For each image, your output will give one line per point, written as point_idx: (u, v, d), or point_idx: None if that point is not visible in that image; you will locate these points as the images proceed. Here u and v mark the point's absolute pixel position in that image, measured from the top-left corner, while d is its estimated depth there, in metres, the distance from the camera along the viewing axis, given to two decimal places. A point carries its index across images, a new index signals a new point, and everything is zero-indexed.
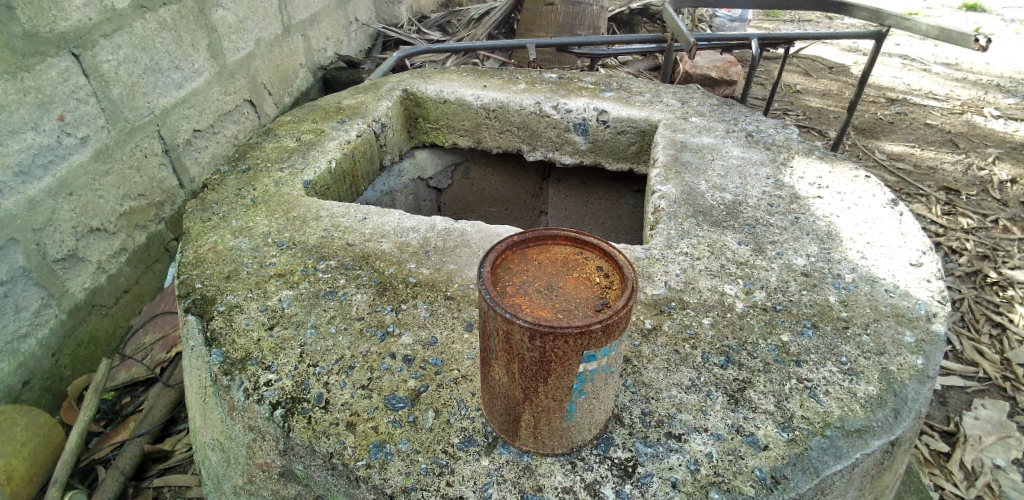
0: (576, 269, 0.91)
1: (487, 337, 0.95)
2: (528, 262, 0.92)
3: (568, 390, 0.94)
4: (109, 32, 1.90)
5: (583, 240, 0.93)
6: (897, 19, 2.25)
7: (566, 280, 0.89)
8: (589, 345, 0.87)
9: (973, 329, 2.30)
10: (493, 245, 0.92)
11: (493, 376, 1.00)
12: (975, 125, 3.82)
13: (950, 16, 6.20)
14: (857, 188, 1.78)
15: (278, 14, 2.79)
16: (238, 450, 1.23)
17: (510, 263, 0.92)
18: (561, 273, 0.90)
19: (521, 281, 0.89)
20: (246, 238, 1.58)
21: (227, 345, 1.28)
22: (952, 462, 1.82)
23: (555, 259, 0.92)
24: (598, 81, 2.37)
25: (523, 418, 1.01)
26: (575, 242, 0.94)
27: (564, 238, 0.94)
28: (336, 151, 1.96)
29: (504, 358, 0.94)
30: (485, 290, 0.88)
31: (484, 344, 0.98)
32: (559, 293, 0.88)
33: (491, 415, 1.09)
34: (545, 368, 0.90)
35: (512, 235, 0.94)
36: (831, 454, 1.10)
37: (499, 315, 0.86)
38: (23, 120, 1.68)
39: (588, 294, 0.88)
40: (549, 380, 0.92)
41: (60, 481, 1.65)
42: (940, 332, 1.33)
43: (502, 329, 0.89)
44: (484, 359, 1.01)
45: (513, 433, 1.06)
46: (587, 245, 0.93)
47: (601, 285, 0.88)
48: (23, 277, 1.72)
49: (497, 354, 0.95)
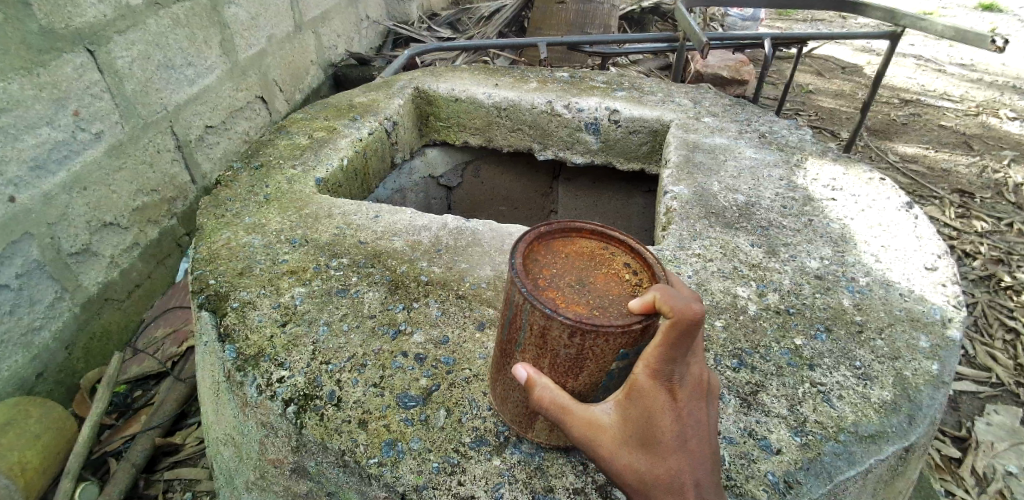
0: (605, 265, 0.91)
1: (514, 330, 0.94)
2: (555, 254, 0.93)
3: (595, 388, 0.94)
4: (123, 29, 1.91)
5: (608, 236, 0.94)
6: (914, 19, 2.22)
7: (596, 276, 0.90)
8: (628, 344, 0.86)
9: (986, 334, 2.27)
10: (520, 237, 0.93)
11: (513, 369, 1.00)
12: (990, 127, 3.79)
13: (965, 15, 6.12)
14: (871, 190, 1.77)
15: (290, 11, 2.80)
16: (250, 445, 1.24)
17: (537, 255, 0.93)
18: (591, 268, 0.91)
19: (552, 274, 0.90)
20: (259, 235, 1.59)
21: (240, 342, 1.29)
22: (963, 468, 1.80)
23: (581, 253, 0.92)
24: (610, 80, 2.36)
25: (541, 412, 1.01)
26: (601, 238, 0.95)
27: (589, 233, 0.95)
28: (348, 149, 1.97)
29: (532, 352, 0.93)
30: (521, 283, 0.88)
31: (507, 336, 0.98)
32: (590, 289, 0.88)
33: (502, 407, 1.09)
34: (578, 365, 0.89)
35: (537, 227, 0.95)
36: (845, 459, 1.09)
37: (537, 310, 0.86)
38: (40, 115, 1.70)
39: (619, 289, 0.89)
40: (580, 377, 0.92)
41: (73, 473, 1.65)
42: (956, 338, 1.32)
43: (538, 325, 0.88)
44: (503, 350, 1.01)
45: (525, 425, 1.06)
46: (612, 241, 0.94)
47: (631, 282, 0.89)
48: (38, 270, 1.74)
49: (525, 349, 0.94)
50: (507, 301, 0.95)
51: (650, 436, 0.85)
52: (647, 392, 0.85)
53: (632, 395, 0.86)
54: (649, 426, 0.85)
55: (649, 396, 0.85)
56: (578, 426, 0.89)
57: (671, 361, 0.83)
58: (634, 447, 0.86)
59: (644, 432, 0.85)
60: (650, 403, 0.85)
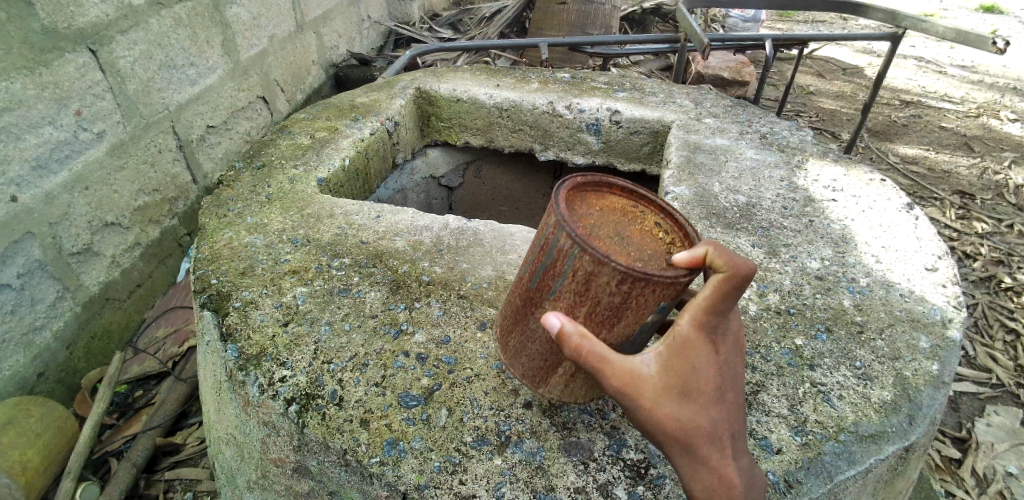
0: (637, 222, 1.01)
1: (550, 278, 0.98)
2: (590, 207, 1.01)
3: (624, 340, 0.99)
4: (125, 29, 1.92)
5: (639, 195, 1.02)
6: (915, 21, 2.22)
7: (632, 232, 1.01)
8: (667, 298, 0.94)
9: (986, 335, 2.28)
10: (561, 186, 0.99)
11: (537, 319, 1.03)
12: (991, 128, 3.79)
13: (966, 17, 6.12)
14: (872, 191, 1.77)
15: (292, 11, 2.80)
16: (252, 444, 1.25)
17: (574, 206, 1.01)
18: (627, 225, 1.01)
19: (591, 224, 1.00)
20: (260, 235, 1.59)
21: (242, 341, 1.29)
22: (963, 469, 1.81)
23: (615, 210, 1.02)
24: (611, 81, 2.37)
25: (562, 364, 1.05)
26: (631, 195, 1.03)
27: (621, 190, 1.03)
28: (350, 149, 1.98)
29: (568, 301, 0.96)
30: (571, 227, 0.93)
31: (538, 286, 1.01)
32: (629, 242, 0.99)
33: (515, 361, 1.12)
34: (618, 315, 0.94)
35: (574, 178, 1.01)
36: (845, 459, 1.10)
37: (588, 254, 0.91)
38: (43, 114, 1.70)
39: (652, 247, 0.99)
40: (614, 328, 0.97)
41: (74, 472, 1.66)
42: (956, 339, 1.33)
43: (584, 271, 0.92)
44: (527, 299, 1.04)
45: (540, 379, 1.09)
46: (642, 200, 1.02)
47: (664, 241, 0.99)
48: (39, 270, 1.75)
49: (560, 297, 0.97)
50: (546, 250, 0.98)
51: (691, 384, 0.91)
52: (691, 342, 0.92)
53: (673, 345, 0.92)
54: (692, 374, 0.91)
55: (692, 345, 0.92)
56: (620, 376, 0.91)
57: (714, 314, 0.91)
58: (675, 396, 0.91)
59: (685, 380, 0.91)
60: (694, 351, 0.92)
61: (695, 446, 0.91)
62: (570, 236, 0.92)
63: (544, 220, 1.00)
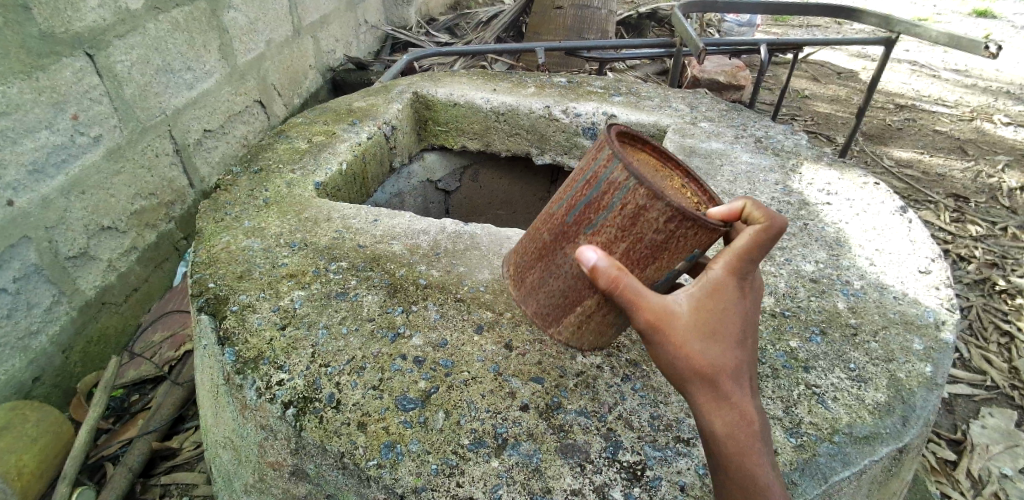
0: (669, 179, 1.10)
1: (593, 211, 1.05)
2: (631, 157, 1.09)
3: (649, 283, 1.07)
4: (123, 33, 1.92)
5: (669, 156, 1.11)
6: (908, 26, 2.24)
7: (667, 185, 1.08)
8: (702, 245, 1.03)
9: (981, 338, 2.29)
10: (610, 131, 1.07)
11: (568, 256, 1.10)
12: (985, 132, 3.81)
13: (959, 22, 6.16)
14: (866, 194, 1.79)
15: (289, 15, 2.81)
16: (249, 448, 1.25)
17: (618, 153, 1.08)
18: (662, 178, 1.09)
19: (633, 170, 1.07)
20: (258, 239, 1.60)
21: (240, 345, 1.30)
22: (959, 471, 1.82)
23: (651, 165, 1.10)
24: (607, 85, 2.38)
25: (586, 301, 1.12)
26: (660, 155, 1.12)
27: (653, 148, 1.12)
28: (347, 153, 1.98)
29: (608, 235, 1.04)
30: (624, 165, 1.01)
31: (575, 221, 1.08)
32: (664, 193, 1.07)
33: (536, 297, 1.18)
34: (655, 254, 1.03)
35: (619, 128, 1.09)
36: (839, 460, 1.11)
37: (642, 191, 0.99)
38: (39, 119, 1.70)
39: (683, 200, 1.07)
40: (646, 269, 1.05)
41: (69, 478, 1.65)
42: (949, 341, 1.34)
43: (635, 205, 1.01)
44: (561, 235, 1.11)
45: (559, 317, 1.17)
46: (671, 162, 1.11)
47: (694, 198, 1.08)
48: (36, 274, 1.75)
49: (599, 231, 1.05)
50: (594, 184, 1.05)
51: (718, 326, 0.95)
52: (721, 286, 0.95)
53: (705, 286, 0.96)
54: (720, 316, 0.95)
55: (722, 289, 0.95)
56: (650, 313, 0.96)
57: (749, 260, 0.95)
58: (702, 335, 0.95)
59: (713, 321, 0.95)
60: (724, 295, 0.95)
61: (718, 383, 0.95)
62: (626, 169, 1.00)
63: (595, 158, 1.07)
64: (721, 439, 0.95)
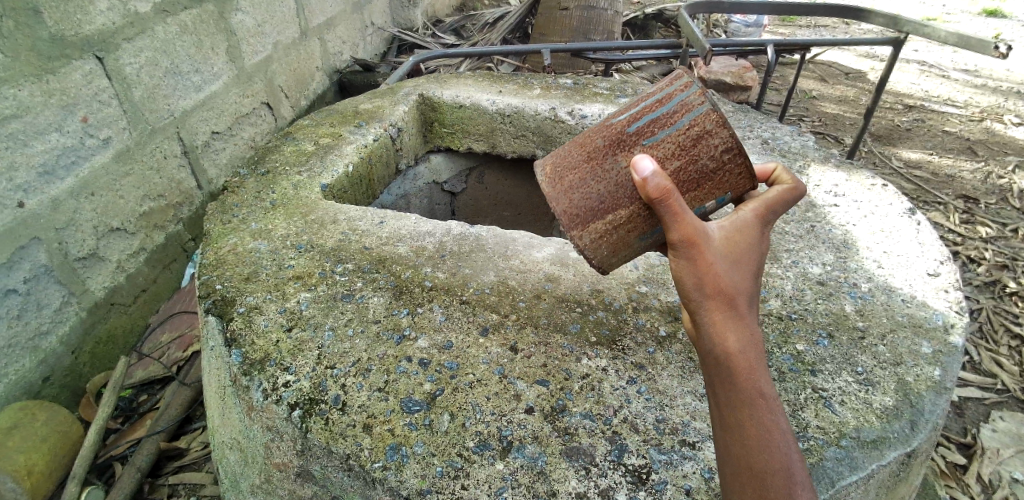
0: None
1: (658, 126, 1.10)
2: None
3: None
4: (131, 36, 1.94)
5: None
6: (916, 26, 2.23)
7: None
8: (736, 190, 1.12)
9: (991, 340, 2.27)
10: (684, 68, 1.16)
11: (617, 162, 1.12)
12: (995, 133, 3.78)
13: (969, 21, 6.12)
14: (874, 196, 1.78)
15: (296, 18, 2.82)
16: (256, 449, 1.26)
17: None
18: None
19: None
20: (265, 241, 1.60)
21: (247, 346, 1.30)
22: (969, 475, 1.80)
23: None
24: (613, 87, 2.38)
25: (618, 213, 1.13)
26: None
27: None
28: (353, 155, 1.99)
29: (666, 150, 1.09)
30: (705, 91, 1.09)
31: (636, 132, 1.12)
32: None
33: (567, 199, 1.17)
34: (698, 182, 1.10)
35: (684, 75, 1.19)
36: (847, 464, 1.10)
37: (717, 115, 1.07)
38: (49, 121, 1.72)
39: None
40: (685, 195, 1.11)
41: (79, 477, 1.65)
42: (958, 344, 1.33)
43: (701, 128, 1.07)
44: (616, 141, 1.13)
45: (586, 223, 1.16)
46: None
47: None
48: (45, 275, 1.76)
49: (659, 144, 1.09)
50: (666, 102, 1.10)
51: (743, 257, 0.97)
52: (749, 224, 0.99)
53: (736, 220, 0.98)
54: (744, 248, 0.97)
55: (748, 227, 0.99)
56: (687, 230, 0.96)
57: (770, 212, 1.02)
58: (728, 261, 0.96)
59: (739, 251, 0.97)
60: (750, 232, 0.99)
61: (737, 306, 0.96)
62: (705, 95, 1.07)
63: (670, 82, 1.12)
64: (732, 362, 0.94)
